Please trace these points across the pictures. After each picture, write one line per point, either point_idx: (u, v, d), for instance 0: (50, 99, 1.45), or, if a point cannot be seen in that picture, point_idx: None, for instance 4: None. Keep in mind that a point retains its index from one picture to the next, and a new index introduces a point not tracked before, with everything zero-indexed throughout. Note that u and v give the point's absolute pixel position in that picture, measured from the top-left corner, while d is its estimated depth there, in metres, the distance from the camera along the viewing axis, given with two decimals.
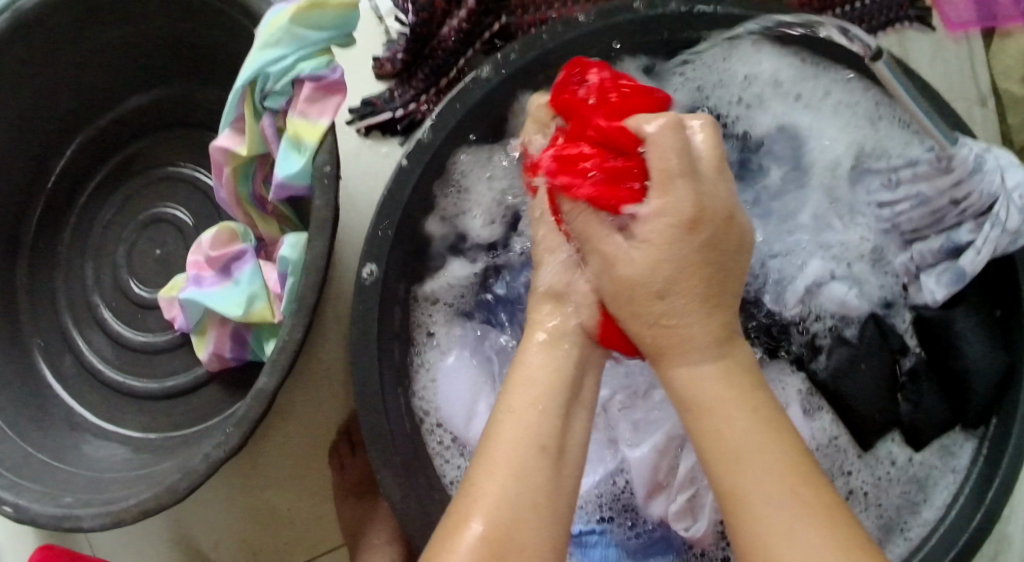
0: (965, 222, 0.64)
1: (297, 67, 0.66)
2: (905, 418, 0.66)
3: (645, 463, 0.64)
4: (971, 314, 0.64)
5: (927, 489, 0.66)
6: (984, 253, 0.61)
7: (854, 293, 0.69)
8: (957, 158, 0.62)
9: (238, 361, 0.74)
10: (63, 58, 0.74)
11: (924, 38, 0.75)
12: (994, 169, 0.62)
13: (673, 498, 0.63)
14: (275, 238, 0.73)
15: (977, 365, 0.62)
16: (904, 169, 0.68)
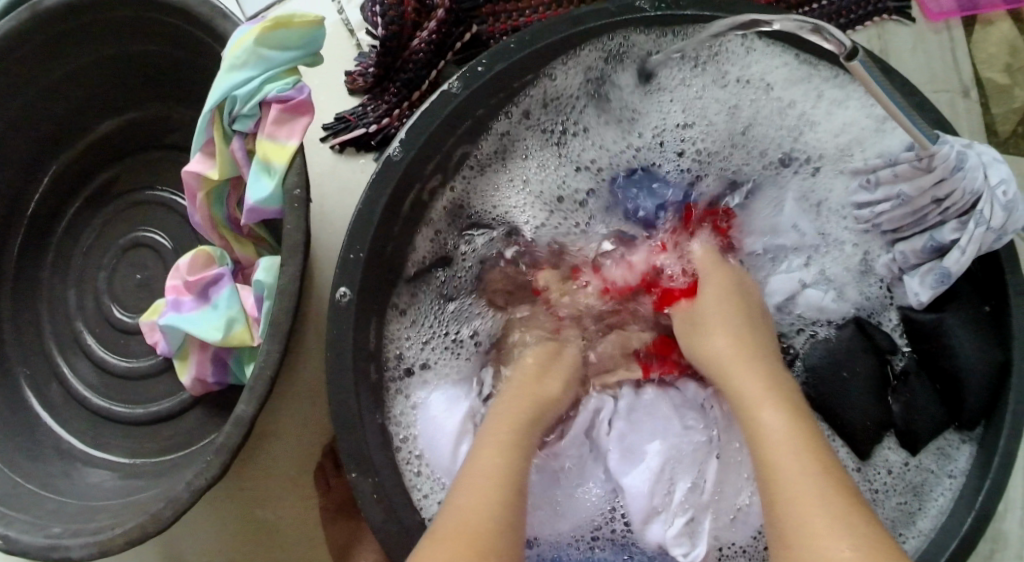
0: (948, 222, 0.63)
1: (263, 89, 0.65)
2: (899, 420, 0.65)
3: (642, 491, 0.64)
4: (960, 313, 0.63)
5: (924, 494, 0.65)
6: (968, 253, 0.60)
7: (831, 296, 0.70)
8: (938, 157, 0.60)
9: (221, 384, 0.74)
10: (36, 87, 0.74)
11: (903, 31, 0.74)
12: (976, 167, 0.61)
13: (670, 522, 0.64)
14: (251, 259, 0.73)
15: (969, 364, 0.61)
16: (884, 169, 0.66)
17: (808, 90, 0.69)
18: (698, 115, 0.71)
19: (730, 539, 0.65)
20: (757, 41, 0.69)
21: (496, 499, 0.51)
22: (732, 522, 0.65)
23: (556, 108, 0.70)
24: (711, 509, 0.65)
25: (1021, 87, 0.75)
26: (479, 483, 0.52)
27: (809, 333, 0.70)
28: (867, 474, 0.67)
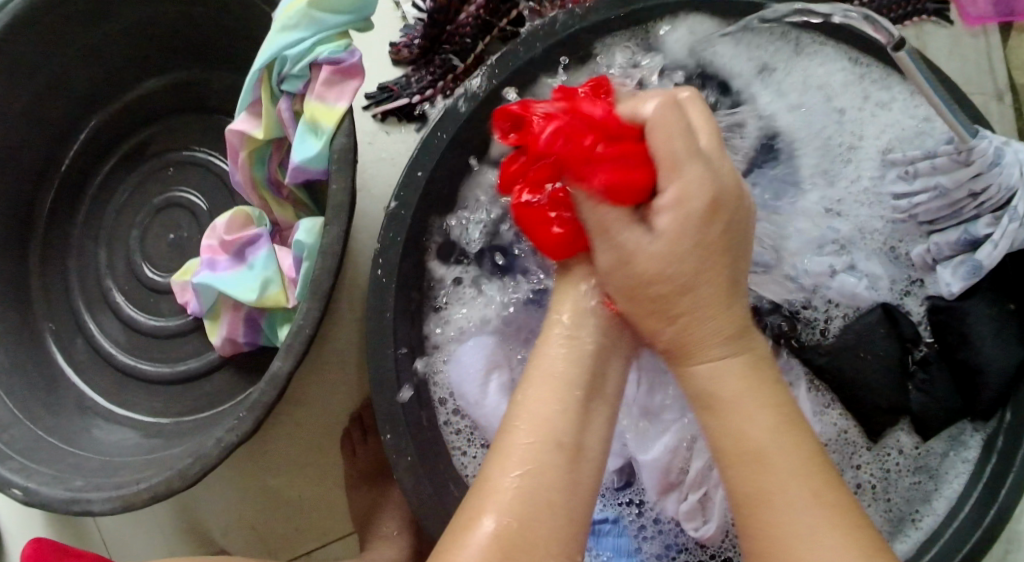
0: (982, 216, 0.64)
1: (314, 51, 0.65)
2: (916, 406, 0.65)
3: (659, 461, 0.61)
4: (986, 306, 0.63)
5: (938, 476, 0.66)
6: (1002, 247, 0.61)
7: (864, 283, 0.68)
8: (975, 151, 0.61)
9: (250, 345, 0.74)
10: (80, 41, 0.73)
11: (942, 32, 0.77)
12: (1013, 163, 0.62)
13: (684, 497, 0.61)
14: (290, 222, 0.73)
15: (992, 361, 0.62)
16: (920, 160, 0.66)
17: (861, 94, 0.68)
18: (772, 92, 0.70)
19: None
20: (817, 43, 0.68)
21: (540, 482, 0.45)
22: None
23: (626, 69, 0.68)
24: (726, 481, 0.61)
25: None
26: (491, 510, 0.44)
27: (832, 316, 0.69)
28: (879, 457, 0.67)
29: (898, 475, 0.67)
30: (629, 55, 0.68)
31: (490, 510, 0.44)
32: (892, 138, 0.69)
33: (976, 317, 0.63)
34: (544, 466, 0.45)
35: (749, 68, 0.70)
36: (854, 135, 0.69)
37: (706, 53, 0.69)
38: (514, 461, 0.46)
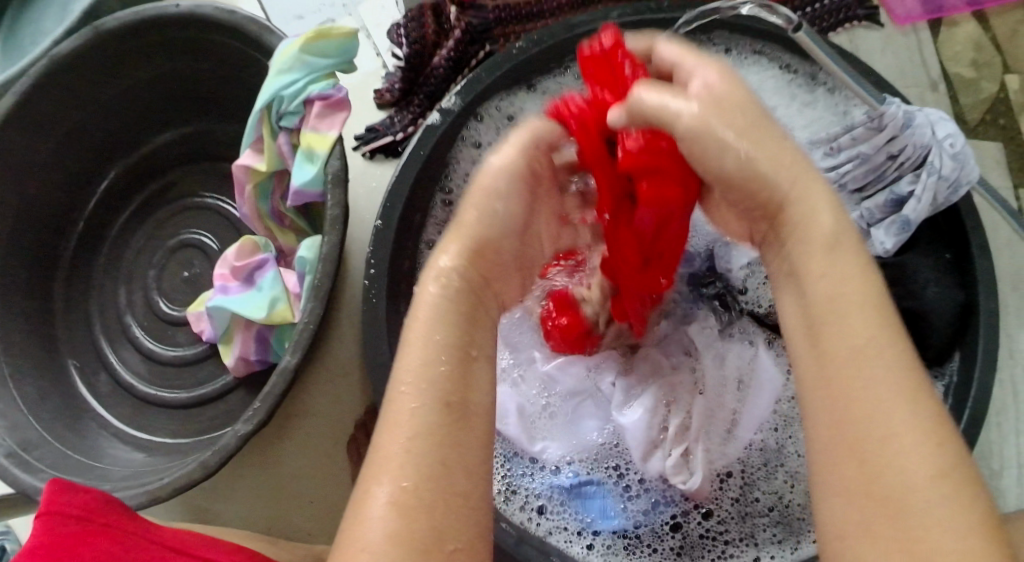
0: (905, 176, 0.68)
1: (306, 89, 0.74)
2: None
3: (639, 425, 0.63)
4: (924, 256, 0.67)
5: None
6: (924, 201, 0.65)
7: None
8: (887, 116, 0.67)
9: (262, 363, 0.80)
10: (99, 98, 0.82)
11: (874, 33, 0.85)
12: (923, 124, 0.67)
13: (668, 453, 0.63)
14: (292, 247, 0.80)
15: (935, 300, 0.65)
16: (843, 135, 0.71)
17: (787, 95, 0.76)
18: None
19: (723, 459, 0.65)
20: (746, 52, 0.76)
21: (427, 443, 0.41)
22: (723, 446, 0.65)
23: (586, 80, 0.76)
24: (704, 438, 0.64)
25: (986, 79, 0.86)
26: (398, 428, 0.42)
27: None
28: None
29: None
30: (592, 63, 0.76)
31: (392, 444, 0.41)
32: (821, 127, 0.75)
33: (919, 267, 0.67)
34: (440, 371, 0.43)
35: None
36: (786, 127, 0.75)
37: None
38: (401, 431, 0.41)
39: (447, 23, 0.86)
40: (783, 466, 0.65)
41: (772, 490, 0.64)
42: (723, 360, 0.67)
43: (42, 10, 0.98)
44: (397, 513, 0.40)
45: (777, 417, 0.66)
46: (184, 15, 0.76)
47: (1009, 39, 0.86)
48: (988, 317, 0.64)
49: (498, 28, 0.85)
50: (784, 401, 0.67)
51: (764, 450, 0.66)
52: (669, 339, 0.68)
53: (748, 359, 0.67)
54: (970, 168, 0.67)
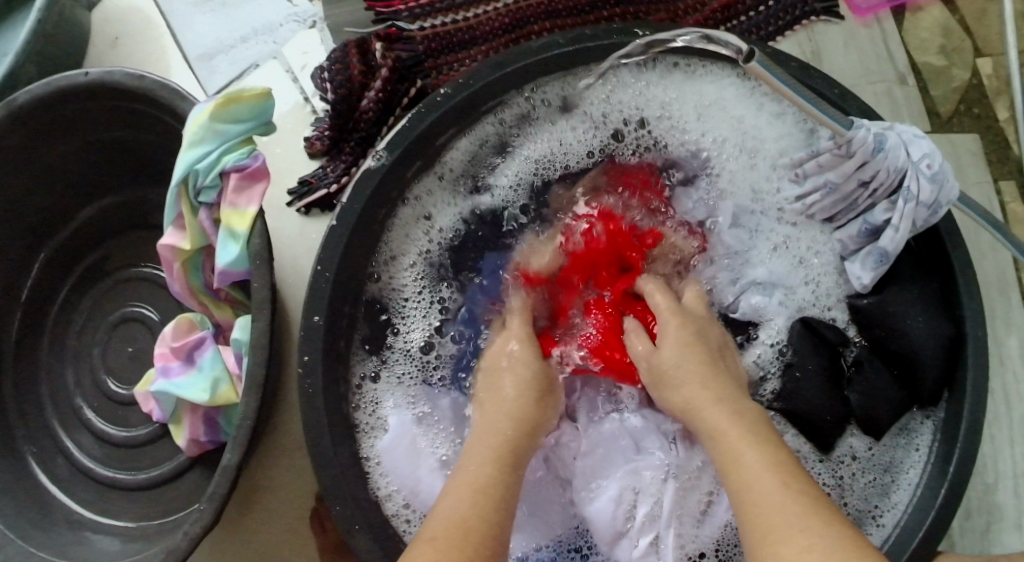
0: (880, 202, 0.64)
1: (221, 161, 0.70)
2: (858, 410, 0.66)
3: (605, 514, 0.65)
4: (904, 288, 0.64)
5: (894, 469, 0.66)
6: (902, 230, 0.62)
7: (774, 299, 0.71)
8: (855, 142, 0.61)
9: (214, 443, 0.77)
10: (22, 176, 0.79)
11: (833, 29, 0.78)
12: (896, 146, 0.61)
13: (635, 543, 0.65)
14: (230, 321, 0.76)
15: (925, 336, 0.62)
16: (808, 161, 0.69)
17: (753, 105, 0.72)
18: (657, 121, 0.74)
19: (696, 545, 0.65)
20: (702, 64, 0.71)
21: None
22: (696, 528, 0.65)
23: (522, 120, 0.73)
24: (676, 523, 0.65)
25: (958, 66, 0.79)
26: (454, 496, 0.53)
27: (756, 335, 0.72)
28: (833, 465, 0.68)
29: (854, 478, 0.67)
30: (538, 115, 0.73)
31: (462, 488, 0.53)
32: (790, 142, 0.72)
33: (900, 305, 0.63)
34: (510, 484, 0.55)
35: (630, 98, 0.73)
36: (753, 142, 0.72)
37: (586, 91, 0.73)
38: None
39: (373, 60, 0.82)
40: None
41: None
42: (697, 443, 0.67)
43: None
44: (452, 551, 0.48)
45: None
46: (95, 82, 0.73)
47: (978, 20, 0.80)
48: (975, 352, 0.61)
49: (429, 61, 0.82)
50: None
51: None
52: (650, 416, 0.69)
53: None
54: (949, 189, 0.62)
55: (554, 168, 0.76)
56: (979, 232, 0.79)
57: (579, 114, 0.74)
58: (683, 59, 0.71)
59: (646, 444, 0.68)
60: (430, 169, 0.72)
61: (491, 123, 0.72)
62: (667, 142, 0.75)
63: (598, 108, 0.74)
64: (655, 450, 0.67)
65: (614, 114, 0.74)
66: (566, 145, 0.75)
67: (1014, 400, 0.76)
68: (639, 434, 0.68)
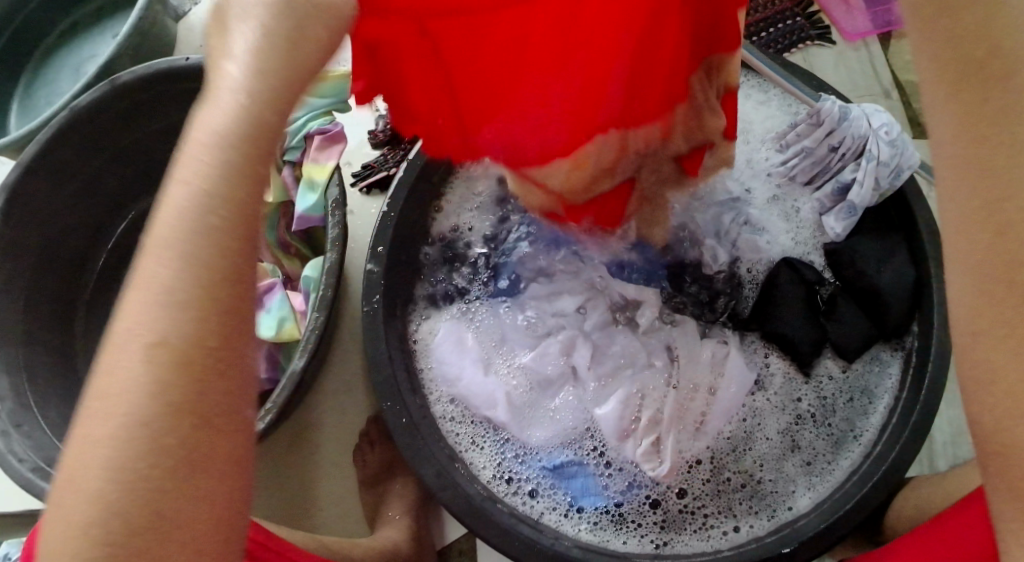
0: (849, 165, 0.72)
1: (307, 125, 0.82)
2: (834, 335, 0.70)
3: (613, 414, 0.69)
4: (872, 243, 0.70)
5: (871, 392, 0.69)
6: (867, 185, 0.69)
7: (764, 239, 0.75)
8: (823, 112, 0.72)
9: (271, 383, 0.84)
10: (119, 146, 0.91)
11: (825, 52, 0.93)
12: (859, 115, 0.70)
13: (638, 442, 0.68)
14: (297, 272, 0.86)
15: (889, 274, 0.68)
16: (790, 133, 0.77)
17: (740, 95, 0.82)
18: None
19: (690, 448, 0.69)
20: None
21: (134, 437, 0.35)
22: (693, 436, 0.69)
23: None
24: (675, 429, 0.68)
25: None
26: (140, 303, 0.36)
27: (746, 270, 0.75)
28: (815, 386, 0.71)
29: (836, 398, 0.70)
30: None
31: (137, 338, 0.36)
32: (774, 125, 0.80)
33: (865, 250, 0.70)
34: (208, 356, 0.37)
35: None
36: (743, 122, 0.80)
37: None
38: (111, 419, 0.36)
39: None
40: (752, 450, 0.69)
41: (743, 469, 0.68)
42: (695, 357, 0.71)
43: (62, 74, 1.06)
44: (167, 374, 0.36)
45: (749, 409, 0.70)
46: (194, 67, 0.85)
47: None
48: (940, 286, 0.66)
49: None
50: (756, 395, 0.71)
51: (735, 437, 0.70)
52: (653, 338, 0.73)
53: (719, 356, 0.70)
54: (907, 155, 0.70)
55: None
56: None
57: None
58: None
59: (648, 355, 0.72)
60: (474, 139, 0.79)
61: None
62: None
63: None
64: (656, 361, 0.71)
65: None
66: None
67: None
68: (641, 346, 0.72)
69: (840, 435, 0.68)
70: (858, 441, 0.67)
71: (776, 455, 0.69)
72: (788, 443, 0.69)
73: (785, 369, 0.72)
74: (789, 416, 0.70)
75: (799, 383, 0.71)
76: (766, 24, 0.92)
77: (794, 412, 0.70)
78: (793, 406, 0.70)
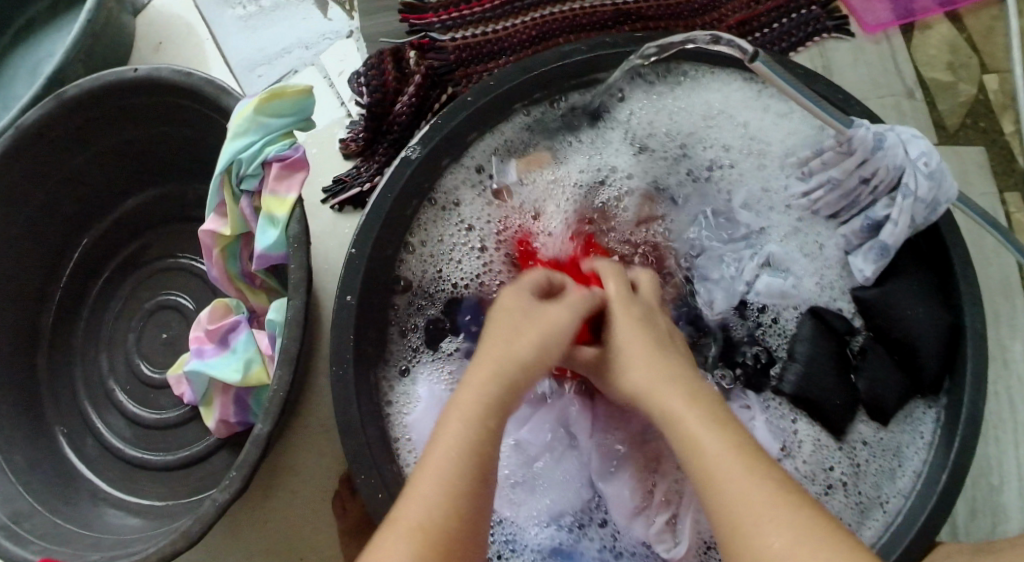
0: (880, 200, 0.69)
1: (265, 150, 0.73)
2: (865, 394, 0.69)
3: (623, 492, 0.67)
4: (906, 285, 0.69)
5: (901, 455, 0.69)
6: (902, 223, 0.67)
7: (791, 282, 0.73)
8: (856, 139, 0.67)
9: (243, 425, 0.80)
10: (70, 164, 0.83)
11: (843, 45, 0.84)
12: (894, 144, 0.67)
13: (651, 521, 0.67)
14: (264, 307, 0.80)
15: (924, 333, 0.67)
16: (814, 159, 0.73)
17: (760, 107, 0.76)
18: (678, 128, 0.78)
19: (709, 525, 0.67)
20: (710, 73, 0.76)
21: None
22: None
23: (546, 133, 0.77)
24: (694, 507, 0.67)
25: (963, 82, 0.84)
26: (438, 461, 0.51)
27: (771, 317, 0.73)
28: (849, 452, 0.70)
29: (867, 464, 0.69)
30: (555, 116, 0.76)
31: (433, 481, 0.50)
32: (796, 142, 0.76)
33: (902, 302, 0.68)
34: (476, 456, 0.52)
35: (647, 110, 0.77)
36: (762, 142, 0.77)
37: (607, 101, 0.77)
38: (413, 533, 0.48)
39: (407, 68, 0.84)
40: None
41: None
42: None
43: (13, 74, 0.98)
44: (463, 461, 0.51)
45: None
46: (143, 80, 0.76)
47: (983, 41, 0.85)
48: (974, 341, 0.66)
49: (459, 69, 0.84)
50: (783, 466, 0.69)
51: None
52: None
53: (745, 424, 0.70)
54: (946, 187, 0.67)
55: (585, 169, 0.78)
56: (984, 239, 0.82)
57: (607, 113, 0.77)
58: (692, 69, 0.76)
59: None
60: (458, 173, 0.74)
61: (510, 126, 0.75)
62: (688, 147, 0.78)
63: (619, 116, 0.78)
64: None
65: (630, 123, 0.78)
66: (591, 150, 0.78)
67: (1018, 400, 0.78)
68: None
69: (868, 504, 0.68)
70: (886, 509, 0.67)
71: None
72: None
73: (816, 436, 0.70)
74: (819, 486, 0.69)
75: (829, 451, 0.70)
76: (780, 14, 0.82)
77: (823, 481, 0.69)
78: (824, 475, 0.69)
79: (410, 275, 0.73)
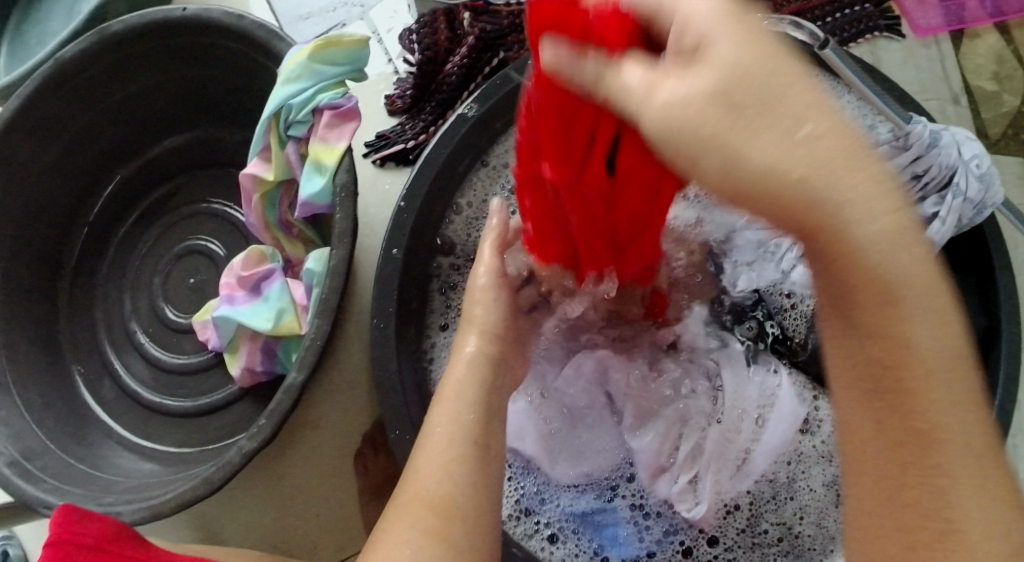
0: (929, 196, 0.69)
1: (316, 97, 0.72)
2: None
3: (649, 447, 0.70)
4: None
5: None
6: (949, 222, 0.66)
7: None
8: (912, 136, 0.68)
9: (268, 374, 0.79)
10: (108, 100, 0.81)
11: (894, 45, 0.84)
12: (950, 144, 0.68)
13: (674, 480, 0.69)
14: (300, 257, 0.79)
15: None
16: None
17: None
18: None
19: (731, 490, 0.69)
20: None
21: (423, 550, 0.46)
22: (734, 478, 0.69)
23: None
24: (715, 467, 0.69)
25: (1008, 92, 0.85)
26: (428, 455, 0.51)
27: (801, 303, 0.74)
28: None
29: None
30: None
31: (416, 479, 0.50)
32: None
33: None
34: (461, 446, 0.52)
35: None
36: None
37: None
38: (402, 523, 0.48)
39: (460, 29, 0.84)
40: (792, 500, 0.69)
41: (780, 521, 0.69)
42: (744, 392, 0.71)
43: (51, 10, 0.96)
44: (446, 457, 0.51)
45: (794, 453, 0.70)
46: (191, 18, 0.75)
47: None
48: (1007, 344, 0.65)
49: (513, 34, 0.83)
50: (805, 441, 0.71)
51: (777, 482, 0.70)
52: (694, 361, 0.74)
53: (770, 392, 0.71)
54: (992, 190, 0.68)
55: None
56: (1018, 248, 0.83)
57: None
58: None
59: (693, 389, 0.73)
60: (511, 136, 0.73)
61: None
62: None
63: None
64: (701, 396, 0.72)
65: None
66: None
67: None
68: (689, 381, 0.73)
69: None
70: None
71: (817, 510, 0.69)
72: (833, 497, 0.69)
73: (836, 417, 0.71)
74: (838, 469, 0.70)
75: None
76: (834, 8, 0.82)
77: None
78: None
79: (449, 229, 0.73)
